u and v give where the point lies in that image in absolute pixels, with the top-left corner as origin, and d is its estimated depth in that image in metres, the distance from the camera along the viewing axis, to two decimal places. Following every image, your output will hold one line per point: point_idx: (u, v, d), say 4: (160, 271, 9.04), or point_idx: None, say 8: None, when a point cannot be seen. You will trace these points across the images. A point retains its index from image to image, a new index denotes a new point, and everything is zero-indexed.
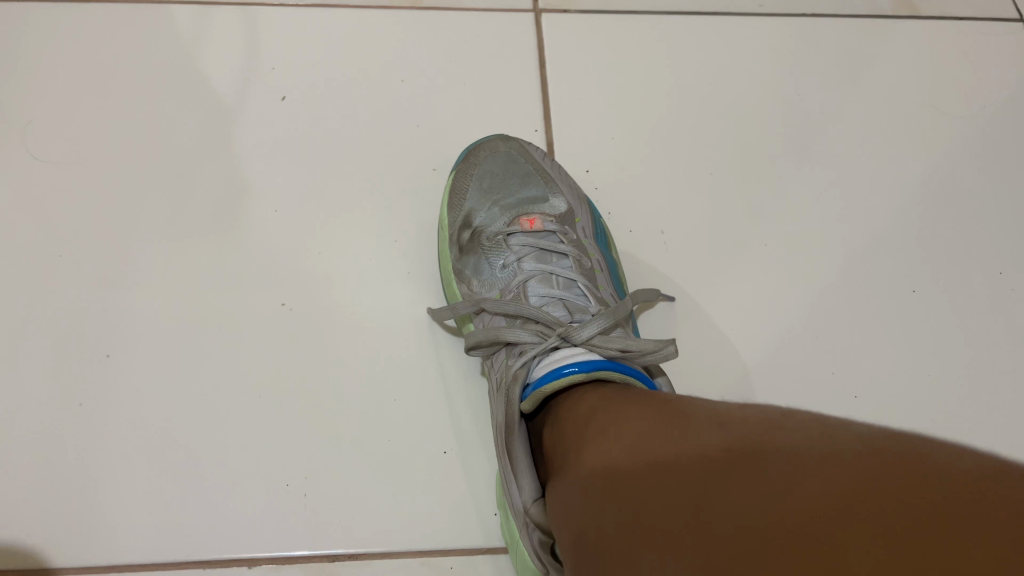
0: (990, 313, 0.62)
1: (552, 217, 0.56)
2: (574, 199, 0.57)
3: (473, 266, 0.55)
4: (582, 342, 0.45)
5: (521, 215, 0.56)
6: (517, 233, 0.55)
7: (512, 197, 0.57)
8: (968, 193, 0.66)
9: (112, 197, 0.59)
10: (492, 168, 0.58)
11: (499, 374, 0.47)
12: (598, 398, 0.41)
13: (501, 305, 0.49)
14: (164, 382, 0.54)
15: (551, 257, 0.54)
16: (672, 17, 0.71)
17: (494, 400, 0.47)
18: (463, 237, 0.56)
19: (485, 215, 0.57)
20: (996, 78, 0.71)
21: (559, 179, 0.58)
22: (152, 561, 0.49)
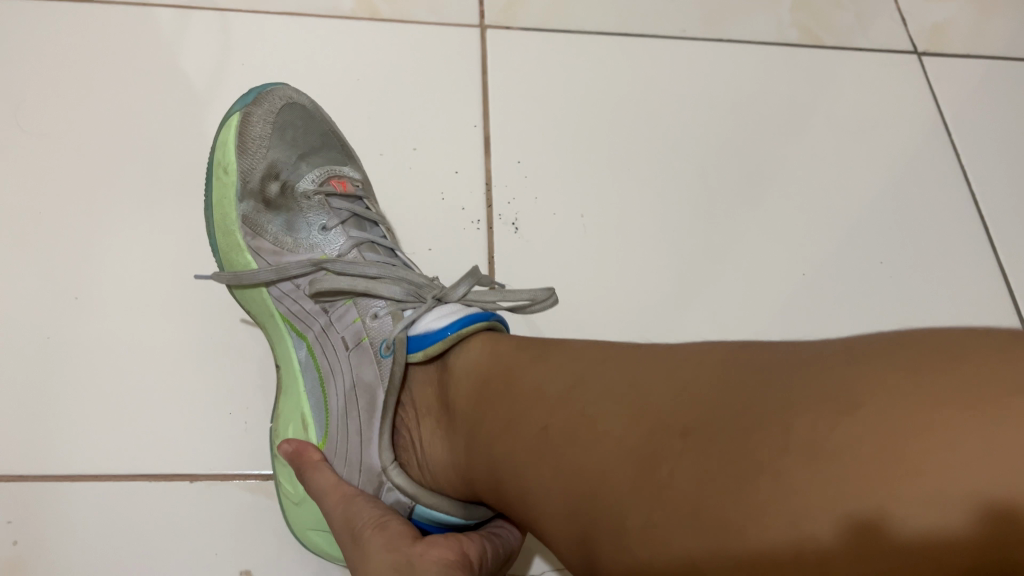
0: (862, 300, 0.75)
1: (355, 182, 0.60)
2: (363, 173, 0.63)
3: (283, 221, 0.57)
4: (458, 299, 0.50)
5: (331, 176, 0.59)
6: (334, 194, 0.58)
7: (313, 157, 0.60)
8: (845, 197, 0.79)
9: (88, 161, 0.66)
10: (292, 123, 0.60)
11: (356, 333, 0.51)
12: (512, 344, 0.45)
13: (353, 265, 0.52)
14: (125, 323, 0.60)
15: (363, 222, 0.59)
16: (603, 37, 0.81)
17: (352, 357, 0.51)
18: (270, 190, 0.57)
19: (291, 171, 0.58)
20: (879, 103, 0.84)
21: (347, 149, 0.64)
22: (103, 473, 0.56)
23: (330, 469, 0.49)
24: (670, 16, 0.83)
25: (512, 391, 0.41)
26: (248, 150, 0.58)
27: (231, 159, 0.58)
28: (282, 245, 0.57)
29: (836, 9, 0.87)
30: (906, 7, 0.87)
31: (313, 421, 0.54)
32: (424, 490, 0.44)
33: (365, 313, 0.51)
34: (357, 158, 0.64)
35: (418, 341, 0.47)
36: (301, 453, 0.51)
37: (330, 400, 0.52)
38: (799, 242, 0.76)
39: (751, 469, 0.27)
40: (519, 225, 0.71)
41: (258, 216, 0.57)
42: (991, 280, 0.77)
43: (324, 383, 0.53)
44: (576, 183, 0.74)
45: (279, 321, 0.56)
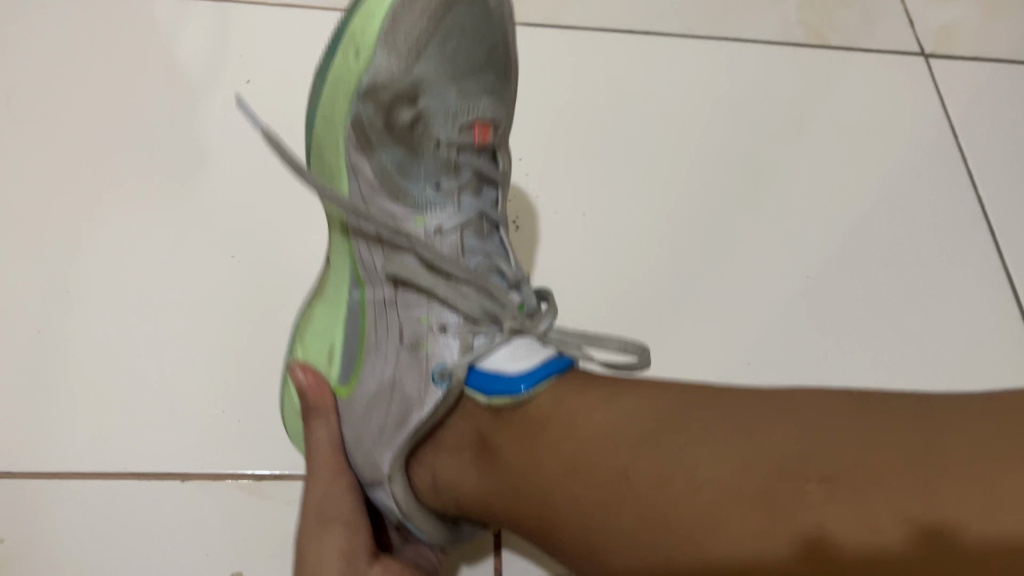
0: (868, 305, 0.73)
1: (496, 128, 0.52)
2: (509, 112, 0.54)
3: (399, 159, 0.50)
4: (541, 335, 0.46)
5: (473, 122, 0.51)
6: (467, 147, 0.51)
7: (466, 83, 0.51)
8: (851, 200, 0.78)
9: (83, 152, 0.65)
10: (460, 31, 0.50)
11: (415, 335, 0.48)
12: (576, 388, 0.40)
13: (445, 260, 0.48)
14: (118, 318, 0.59)
15: (483, 187, 0.53)
16: (607, 34, 0.80)
17: (402, 355, 0.48)
18: (399, 117, 0.49)
19: (433, 96, 0.50)
20: (885, 106, 0.83)
21: (503, 70, 0.53)
22: (92, 471, 0.55)
23: (339, 429, 0.50)
24: (675, 15, 0.82)
25: (573, 436, 0.38)
26: (390, 57, 0.48)
27: (369, 48, 0.48)
28: (384, 183, 0.50)
29: (843, 9, 0.86)
30: (913, 9, 0.87)
31: (339, 359, 0.52)
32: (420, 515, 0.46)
33: (433, 319, 0.48)
34: (516, 81, 0.54)
35: (482, 381, 0.43)
36: (315, 393, 0.51)
37: (365, 371, 0.50)
38: (804, 245, 0.75)
39: (859, 525, 0.29)
40: (520, 224, 0.70)
41: (372, 131, 0.49)
42: (996, 287, 0.76)
43: (363, 350, 0.51)
44: (578, 183, 0.73)
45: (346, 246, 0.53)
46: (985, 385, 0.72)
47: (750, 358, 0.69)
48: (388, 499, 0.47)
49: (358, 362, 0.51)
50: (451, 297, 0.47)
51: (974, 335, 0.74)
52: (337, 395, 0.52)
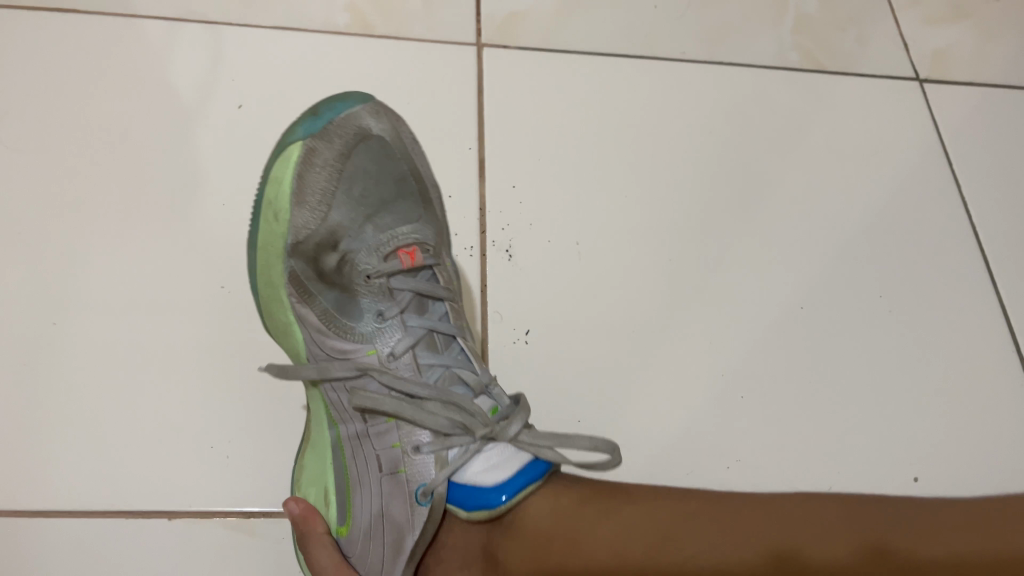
0: (862, 334, 0.73)
1: (426, 248, 0.53)
2: (437, 223, 0.55)
3: (336, 297, 0.51)
4: (509, 439, 0.46)
5: (399, 246, 0.51)
6: (398, 275, 0.51)
7: (383, 215, 0.52)
8: (846, 226, 0.78)
9: (71, 179, 0.64)
10: (363, 167, 0.51)
11: (393, 461, 0.49)
12: (575, 497, 0.45)
13: (400, 384, 0.49)
14: (105, 352, 0.58)
15: (428, 303, 0.53)
16: (602, 58, 0.79)
17: (384, 483, 0.49)
18: (326, 262, 0.51)
19: (354, 237, 0.51)
20: (879, 131, 0.83)
21: (423, 193, 0.54)
22: (78, 508, 0.54)
23: (335, 550, 0.51)
24: (670, 38, 0.81)
25: (581, 557, 0.42)
26: (305, 211, 0.50)
27: (286, 210, 0.50)
28: (330, 326, 0.51)
29: (839, 33, 0.85)
30: (909, 33, 0.87)
31: (335, 497, 0.52)
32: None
33: (407, 442, 0.49)
34: (435, 200, 0.55)
35: (462, 496, 0.46)
36: (306, 520, 0.52)
37: (355, 508, 0.51)
38: (798, 273, 0.75)
39: None
40: (513, 252, 0.69)
41: (308, 282, 0.51)
42: (989, 317, 0.76)
43: (351, 486, 0.51)
44: (572, 210, 0.72)
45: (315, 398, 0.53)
46: (979, 416, 0.72)
47: (744, 389, 0.69)
48: None
49: (349, 502, 0.51)
50: (419, 418, 0.48)
51: (967, 366, 0.74)
52: (337, 535, 0.52)
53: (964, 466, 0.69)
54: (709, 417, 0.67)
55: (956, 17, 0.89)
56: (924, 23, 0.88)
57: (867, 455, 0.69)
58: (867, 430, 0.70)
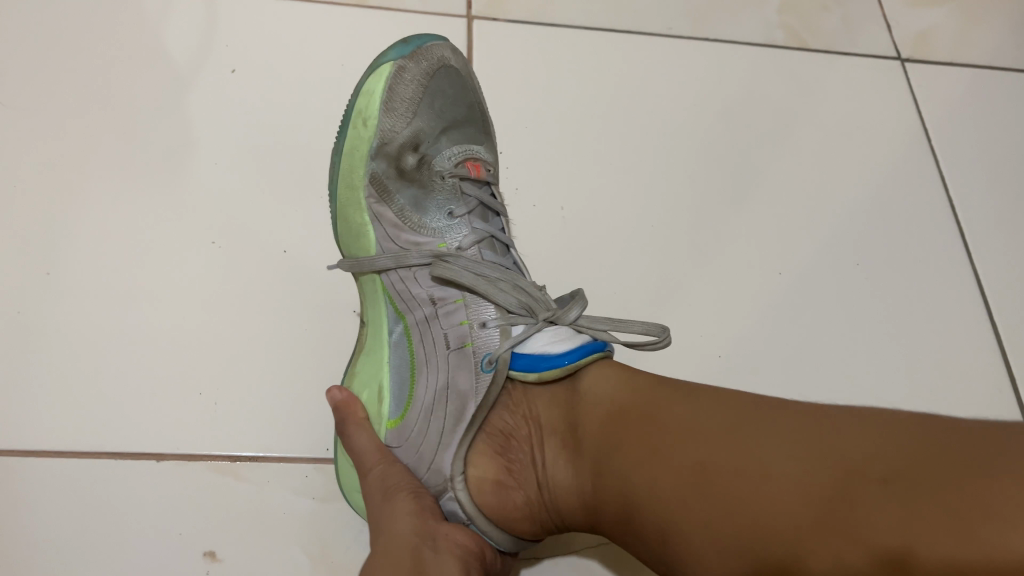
0: (840, 301, 0.75)
1: (488, 167, 0.58)
2: (494, 153, 0.61)
3: (411, 195, 0.56)
4: (568, 323, 0.48)
5: (468, 158, 0.57)
6: (468, 181, 0.56)
7: (455, 132, 0.58)
8: (825, 199, 0.79)
9: (67, 136, 0.65)
10: (443, 87, 0.58)
11: (460, 337, 0.50)
12: (651, 380, 0.43)
13: (477, 264, 0.51)
14: (97, 301, 0.60)
15: (488, 214, 0.57)
16: (590, 32, 0.81)
17: (450, 358, 0.50)
18: (408, 162, 0.56)
19: (432, 144, 0.57)
20: (862, 108, 0.84)
21: (484, 124, 0.61)
22: (69, 449, 0.55)
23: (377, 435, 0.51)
24: (658, 15, 0.83)
25: (645, 430, 0.39)
26: (393, 117, 0.56)
27: (375, 116, 0.56)
28: (404, 221, 0.55)
29: (823, 13, 0.87)
30: (892, 14, 0.88)
31: (389, 394, 0.53)
32: (481, 514, 0.45)
33: (474, 319, 0.50)
34: (492, 132, 0.62)
35: (529, 363, 0.47)
36: (349, 405, 0.53)
37: (418, 389, 0.51)
38: (779, 241, 0.76)
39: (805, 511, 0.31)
40: None
41: (388, 181, 0.56)
42: (965, 289, 0.77)
43: (415, 371, 0.52)
44: (558, 176, 0.74)
45: (380, 294, 0.56)
46: (953, 383, 0.73)
47: (723, 350, 0.71)
48: (453, 504, 0.46)
49: (411, 390, 0.52)
50: (492, 294, 0.50)
51: (944, 334, 0.75)
52: (388, 430, 0.52)
53: None
54: (688, 378, 0.69)
55: None
56: (907, 4, 0.89)
57: None
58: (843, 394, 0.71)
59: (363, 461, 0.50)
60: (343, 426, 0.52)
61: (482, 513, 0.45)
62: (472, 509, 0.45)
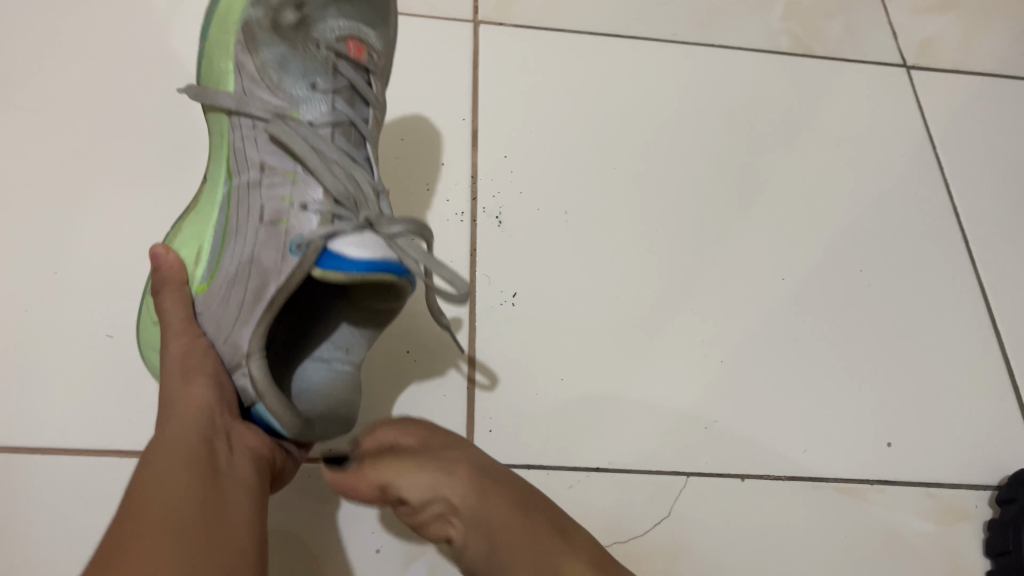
0: (843, 307, 0.75)
1: (370, 56, 0.59)
2: (386, 45, 0.61)
3: (280, 53, 0.55)
4: (387, 237, 0.48)
5: (346, 37, 0.57)
6: (344, 58, 0.56)
7: (340, 11, 0.58)
8: (829, 204, 0.80)
9: (74, 137, 0.66)
10: None
11: (277, 212, 0.50)
12: None
13: (312, 135, 0.52)
14: (103, 301, 0.60)
15: (358, 101, 0.57)
16: (595, 37, 0.81)
17: (260, 232, 0.50)
18: (286, 19, 0.56)
19: (317, 9, 0.57)
20: (866, 114, 0.85)
21: (377, 17, 0.61)
22: (73, 449, 0.56)
23: (184, 300, 0.49)
24: (662, 21, 0.84)
25: None
26: None
27: None
28: (262, 79, 0.54)
29: (828, 20, 0.87)
30: (896, 22, 0.89)
31: (206, 255, 0.51)
32: (272, 390, 0.43)
33: (296, 199, 0.50)
34: (391, 24, 0.63)
35: (333, 261, 0.45)
36: (168, 264, 0.50)
37: (225, 255, 0.50)
38: (782, 247, 0.76)
39: None
40: (503, 219, 0.70)
41: (258, 30, 0.56)
42: (967, 299, 0.77)
43: (226, 235, 0.51)
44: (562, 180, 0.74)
45: (223, 151, 0.55)
46: (954, 394, 0.73)
47: (725, 355, 0.71)
48: (245, 382, 0.45)
49: (220, 252, 0.51)
50: (319, 173, 0.50)
51: (946, 341, 0.75)
52: (196, 295, 0.50)
53: (940, 434, 0.71)
54: (690, 381, 0.69)
55: (944, 7, 0.91)
56: (910, 11, 0.90)
57: (845, 425, 0.70)
58: (847, 399, 0.71)
59: (165, 330, 0.48)
60: (156, 284, 0.50)
61: (274, 389, 0.43)
62: (262, 386, 0.43)
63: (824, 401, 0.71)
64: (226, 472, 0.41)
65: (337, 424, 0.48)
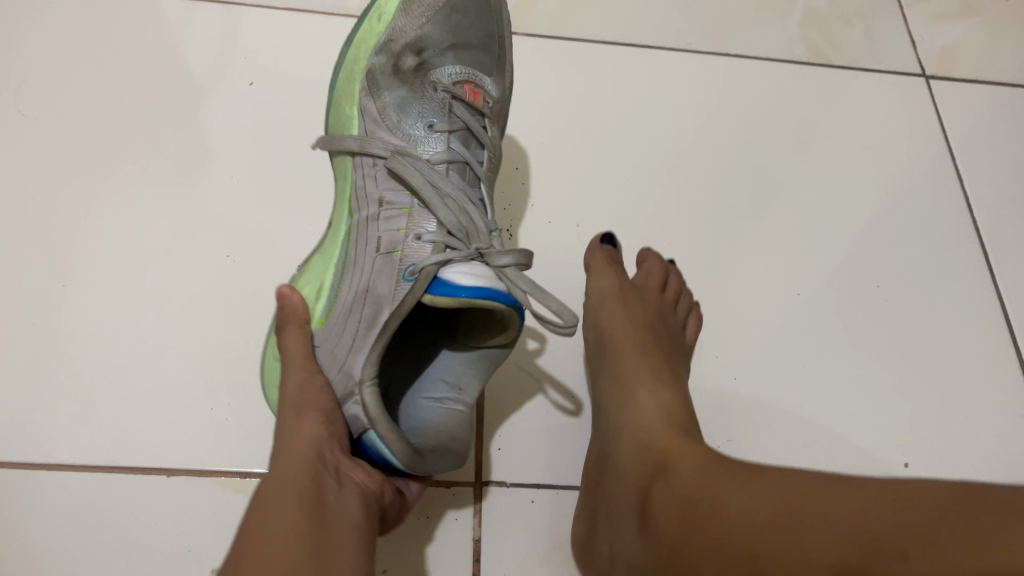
0: (858, 321, 0.74)
1: (486, 98, 0.60)
2: (504, 92, 0.62)
3: (400, 95, 0.57)
4: (495, 267, 0.49)
5: (466, 82, 0.58)
6: (460, 102, 0.57)
7: (465, 57, 0.59)
8: (845, 216, 0.78)
9: (85, 146, 0.66)
10: (464, 9, 0.60)
11: (393, 242, 0.52)
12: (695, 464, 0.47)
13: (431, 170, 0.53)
14: (111, 314, 0.60)
15: (472, 142, 0.58)
16: (608, 46, 0.80)
17: (377, 261, 0.52)
18: (407, 64, 0.58)
19: (434, 53, 0.59)
20: (884, 124, 0.83)
21: (502, 61, 0.62)
22: (80, 463, 0.55)
23: (304, 338, 0.51)
24: (676, 29, 0.82)
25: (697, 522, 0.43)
26: (405, 18, 0.58)
27: (391, 13, 0.59)
28: (383, 120, 0.56)
29: (846, 28, 0.86)
30: (916, 30, 0.87)
31: (325, 292, 0.54)
32: (383, 416, 0.42)
33: (411, 229, 0.52)
34: (508, 71, 0.63)
35: (443, 289, 0.47)
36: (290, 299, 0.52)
37: (343, 289, 0.52)
38: (797, 260, 0.75)
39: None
40: (513, 232, 0.70)
41: (381, 76, 0.57)
42: (987, 316, 0.76)
43: (344, 271, 0.53)
44: (574, 191, 0.73)
45: (347, 190, 0.57)
46: (973, 413, 0.72)
47: (738, 372, 0.70)
48: (355, 410, 0.44)
49: (339, 289, 0.53)
50: (435, 204, 0.51)
51: (963, 357, 0.74)
52: (315, 329, 0.52)
53: (957, 453, 0.70)
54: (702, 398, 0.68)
55: (965, 13, 0.89)
56: (930, 19, 0.88)
57: (860, 443, 0.69)
58: (862, 417, 0.70)
59: (286, 364, 0.49)
60: (281, 322, 0.52)
61: (384, 417, 0.42)
62: (375, 413, 0.42)
63: (839, 418, 0.70)
64: (334, 507, 0.39)
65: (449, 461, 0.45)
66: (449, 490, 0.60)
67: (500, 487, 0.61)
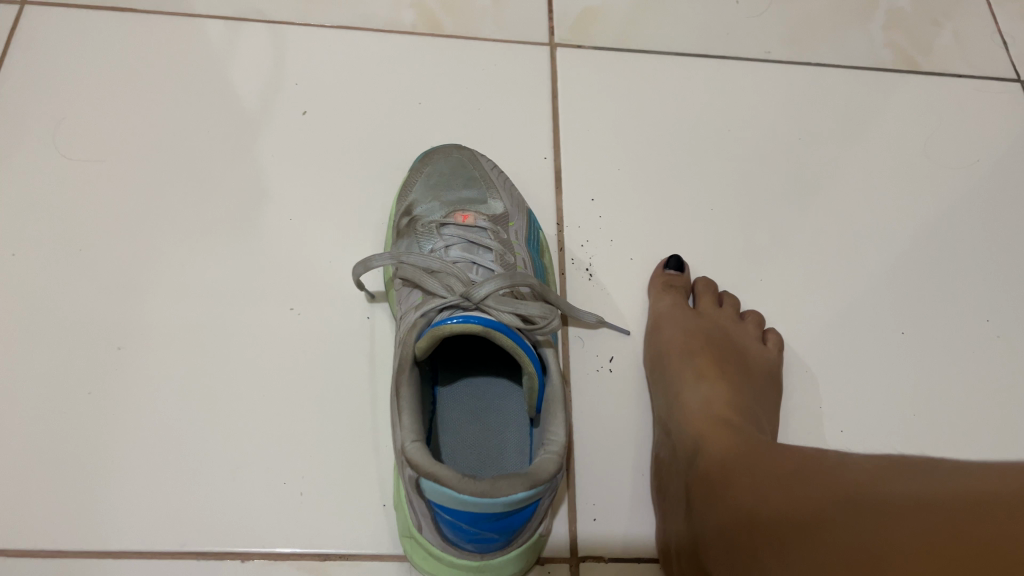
0: (976, 359, 0.65)
1: (485, 215, 0.56)
2: (514, 205, 0.58)
3: (405, 245, 0.55)
4: (478, 300, 0.47)
5: (457, 212, 0.56)
6: (451, 224, 0.55)
7: (453, 196, 0.57)
8: (953, 237, 0.70)
9: (132, 189, 0.61)
10: (440, 168, 0.59)
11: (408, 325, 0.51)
12: (717, 419, 0.53)
13: (422, 260, 0.51)
14: (170, 378, 0.55)
15: (478, 249, 0.54)
16: (681, 59, 0.75)
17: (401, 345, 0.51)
18: (402, 224, 0.57)
19: (426, 205, 0.57)
20: (987, 132, 0.76)
21: (502, 185, 0.59)
22: (144, 547, 0.51)
23: None
24: (752, 37, 0.77)
25: (700, 467, 0.50)
26: (405, 192, 0.59)
27: (396, 198, 0.60)
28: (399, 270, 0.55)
29: (930, 28, 0.80)
30: (1007, 29, 0.80)
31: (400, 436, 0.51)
32: (434, 464, 0.41)
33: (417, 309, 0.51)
34: (513, 194, 0.59)
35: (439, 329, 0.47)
36: None
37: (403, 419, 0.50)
38: (903, 287, 0.67)
39: (757, 539, 0.42)
40: (593, 272, 0.64)
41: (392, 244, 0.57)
42: None
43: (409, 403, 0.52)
44: (653, 221, 0.67)
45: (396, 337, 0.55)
46: None
47: (845, 424, 0.61)
48: (414, 482, 0.43)
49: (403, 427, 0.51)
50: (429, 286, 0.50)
51: None
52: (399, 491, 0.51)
53: None
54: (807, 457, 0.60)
55: None
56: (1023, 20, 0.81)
57: None
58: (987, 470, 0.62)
59: None
60: None
61: (433, 463, 0.41)
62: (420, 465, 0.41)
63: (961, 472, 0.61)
64: None
65: (517, 475, 0.41)
66: (544, 567, 0.55)
67: (600, 562, 0.56)
